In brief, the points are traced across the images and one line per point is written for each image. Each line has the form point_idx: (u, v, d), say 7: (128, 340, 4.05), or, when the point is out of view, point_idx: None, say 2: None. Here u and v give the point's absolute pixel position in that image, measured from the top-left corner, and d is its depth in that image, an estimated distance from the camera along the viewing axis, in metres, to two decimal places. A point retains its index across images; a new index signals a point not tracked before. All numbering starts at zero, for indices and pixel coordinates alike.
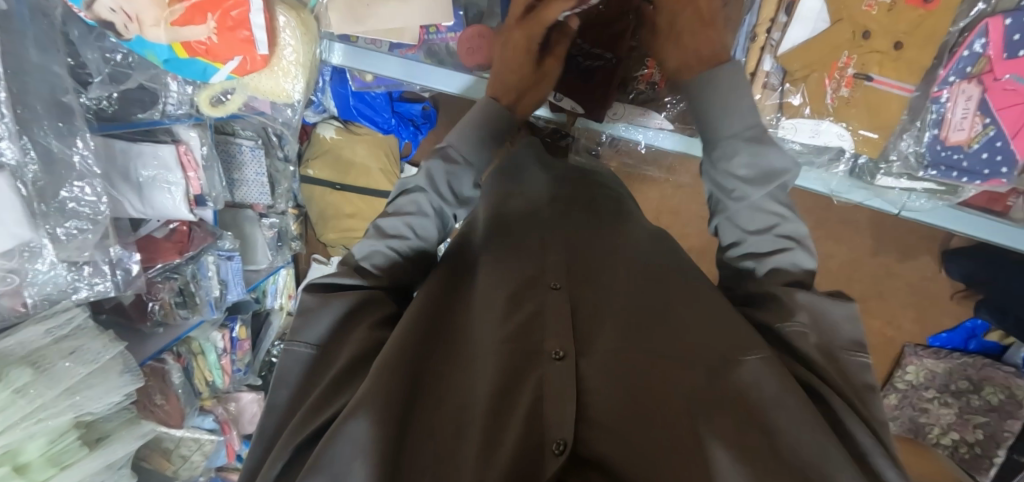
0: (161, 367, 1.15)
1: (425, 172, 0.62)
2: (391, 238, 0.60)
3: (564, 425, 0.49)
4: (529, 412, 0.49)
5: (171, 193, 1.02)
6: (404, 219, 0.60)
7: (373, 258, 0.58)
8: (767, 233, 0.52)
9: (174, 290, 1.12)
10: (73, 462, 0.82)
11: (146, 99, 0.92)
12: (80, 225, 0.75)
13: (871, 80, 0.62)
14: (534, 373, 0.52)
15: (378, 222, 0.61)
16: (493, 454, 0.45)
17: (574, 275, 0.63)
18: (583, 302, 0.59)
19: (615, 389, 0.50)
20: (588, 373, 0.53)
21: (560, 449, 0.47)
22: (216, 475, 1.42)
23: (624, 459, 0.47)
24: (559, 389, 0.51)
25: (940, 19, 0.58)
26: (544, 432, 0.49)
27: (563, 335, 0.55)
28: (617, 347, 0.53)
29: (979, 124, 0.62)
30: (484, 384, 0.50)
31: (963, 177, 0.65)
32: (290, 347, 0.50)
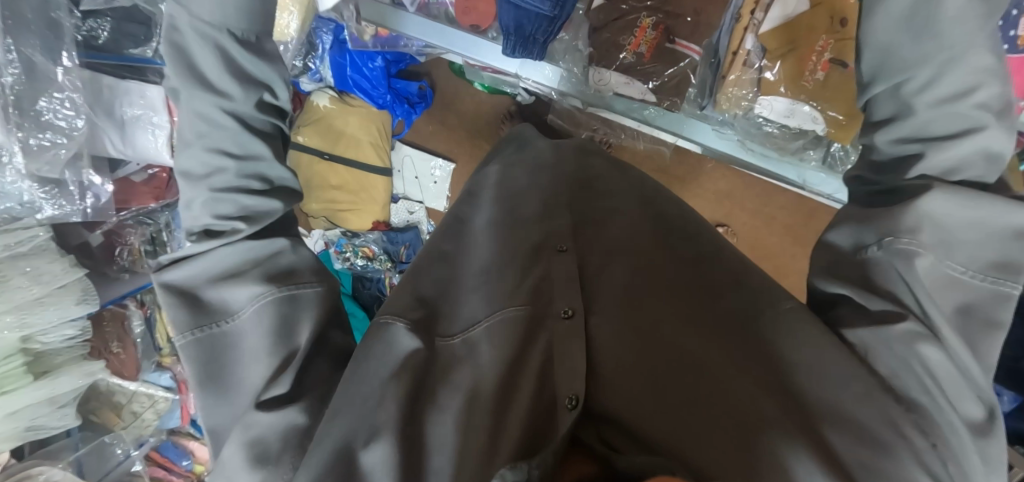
0: (122, 312, 1.13)
1: (182, 69, 0.42)
2: (211, 176, 0.44)
3: (574, 381, 0.54)
4: (543, 368, 0.53)
5: (153, 136, 0.99)
6: (203, 149, 0.44)
7: (214, 209, 0.44)
8: (959, 140, 0.40)
9: (145, 237, 1.13)
10: (14, 388, 0.79)
11: (140, 35, 0.93)
12: (56, 139, 0.75)
13: (846, 67, 0.62)
14: (543, 332, 0.55)
15: (184, 166, 0.45)
16: (510, 405, 0.48)
17: (577, 241, 0.66)
18: (587, 266, 0.64)
19: (621, 345, 0.55)
20: (596, 331, 0.57)
21: (572, 404, 0.52)
22: (167, 438, 1.35)
23: (636, 410, 0.51)
24: (567, 345, 0.55)
25: None
26: (555, 389, 0.53)
27: (570, 295, 0.59)
28: (624, 311, 0.57)
29: None
30: (499, 338, 0.52)
31: None
32: (189, 338, 0.43)
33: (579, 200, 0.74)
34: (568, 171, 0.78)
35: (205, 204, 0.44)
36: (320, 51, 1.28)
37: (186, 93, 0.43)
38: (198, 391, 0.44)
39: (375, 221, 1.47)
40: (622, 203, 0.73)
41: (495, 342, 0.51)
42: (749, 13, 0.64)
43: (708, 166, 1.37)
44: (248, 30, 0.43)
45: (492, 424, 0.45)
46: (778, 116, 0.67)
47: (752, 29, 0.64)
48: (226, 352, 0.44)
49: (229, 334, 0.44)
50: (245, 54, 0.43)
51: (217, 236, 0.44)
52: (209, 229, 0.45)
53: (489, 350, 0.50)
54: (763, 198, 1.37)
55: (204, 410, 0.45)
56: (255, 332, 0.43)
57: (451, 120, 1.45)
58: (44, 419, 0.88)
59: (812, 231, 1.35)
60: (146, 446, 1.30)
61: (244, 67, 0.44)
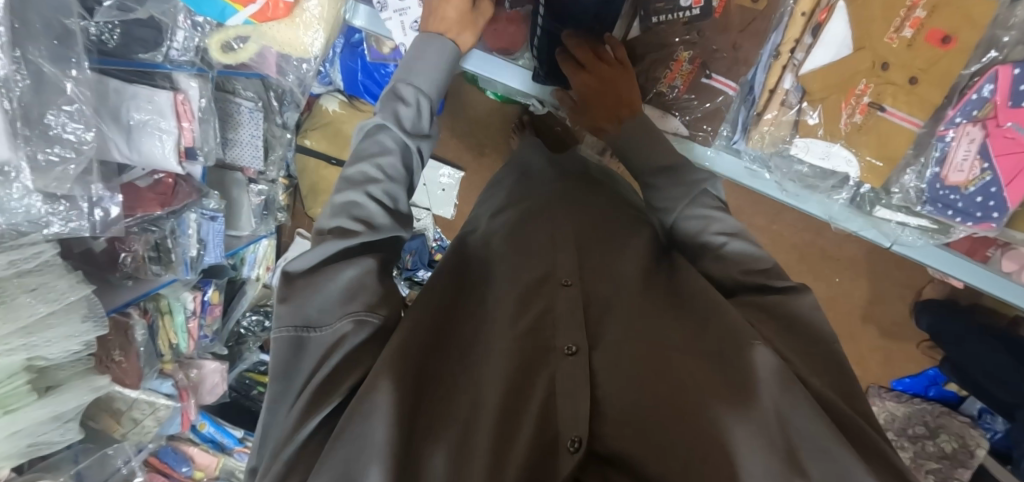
0: (125, 321, 1.10)
1: (393, 92, 0.67)
2: (366, 183, 0.61)
3: (577, 421, 0.49)
4: (543, 403, 0.50)
5: (162, 141, 1.00)
6: (371, 161, 0.63)
7: (356, 206, 0.59)
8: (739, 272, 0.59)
9: (150, 244, 1.09)
10: (19, 406, 0.78)
11: (150, 39, 0.89)
12: (64, 153, 0.72)
13: (884, 111, 0.62)
14: (546, 369, 0.53)
15: (348, 174, 0.62)
16: (507, 448, 0.45)
17: (585, 275, 0.64)
18: (595, 299, 0.61)
19: (626, 384, 0.51)
20: (600, 366, 0.54)
21: (575, 447, 0.48)
22: (165, 445, 1.37)
23: (644, 450, 0.46)
24: (569, 381, 0.52)
25: (955, 60, 0.59)
26: (557, 431, 0.49)
27: (574, 331, 0.56)
28: (629, 341, 0.54)
29: (977, 169, 0.64)
30: (496, 381, 0.50)
31: (957, 217, 0.67)
32: (282, 333, 0.50)
33: (594, 229, 0.71)
34: (588, 206, 0.76)
35: (348, 205, 0.60)
36: (331, 56, 1.24)
37: (384, 118, 0.65)
38: (271, 387, 0.51)
39: None
40: (635, 234, 0.70)
41: (496, 379, 0.50)
42: (789, 51, 0.65)
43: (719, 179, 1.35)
44: (426, 103, 0.68)
45: (491, 465, 0.43)
46: (813, 158, 0.66)
47: (791, 68, 0.65)
48: (302, 354, 0.51)
49: (314, 341, 0.51)
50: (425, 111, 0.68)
51: (340, 236, 0.56)
52: (345, 217, 0.59)
53: (489, 386, 0.50)
54: (772, 216, 1.34)
55: (270, 404, 0.51)
56: (327, 359, 0.50)
57: (461, 127, 1.42)
58: (47, 435, 0.86)
59: (819, 250, 1.35)
60: (145, 452, 1.29)
61: (417, 128, 0.67)
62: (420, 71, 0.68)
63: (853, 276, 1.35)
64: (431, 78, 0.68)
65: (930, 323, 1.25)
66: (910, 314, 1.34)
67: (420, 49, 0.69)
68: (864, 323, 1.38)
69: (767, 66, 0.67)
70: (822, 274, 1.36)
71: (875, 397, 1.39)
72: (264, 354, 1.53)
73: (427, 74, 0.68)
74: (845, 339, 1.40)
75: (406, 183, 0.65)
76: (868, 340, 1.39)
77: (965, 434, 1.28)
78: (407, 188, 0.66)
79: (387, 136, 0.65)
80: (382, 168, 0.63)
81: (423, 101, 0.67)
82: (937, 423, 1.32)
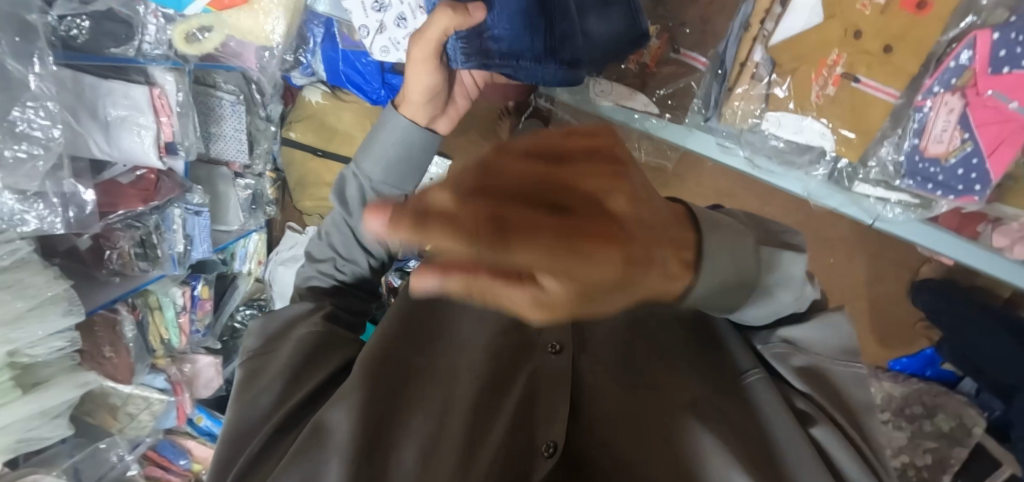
0: (113, 317, 1.11)
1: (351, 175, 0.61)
2: (323, 262, 0.64)
3: (554, 424, 0.47)
4: (520, 404, 0.49)
5: (141, 137, 1.01)
6: (328, 239, 0.64)
7: (310, 281, 0.64)
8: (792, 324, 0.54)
9: (135, 240, 1.09)
10: (4, 402, 0.79)
11: (120, 34, 0.89)
12: (32, 150, 0.72)
13: (858, 81, 0.60)
14: (525, 368, 0.51)
15: (315, 245, 0.65)
16: (473, 454, 0.45)
17: None
18: None
19: (608, 384, 0.49)
20: (586, 366, 0.51)
21: (550, 451, 0.46)
22: (164, 438, 1.36)
23: (615, 459, 0.46)
24: (552, 383, 0.49)
25: (931, 25, 0.57)
26: (534, 430, 0.48)
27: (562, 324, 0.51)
28: (620, 337, 0.51)
29: (957, 139, 0.62)
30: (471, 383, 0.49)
31: (938, 191, 0.65)
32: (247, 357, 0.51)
33: None
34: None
35: (308, 275, 0.65)
36: (312, 44, 1.24)
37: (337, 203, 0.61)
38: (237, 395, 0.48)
39: None
40: None
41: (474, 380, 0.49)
42: (759, 23, 0.64)
43: (709, 165, 1.32)
44: (389, 187, 0.61)
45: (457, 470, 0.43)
46: (786, 132, 0.65)
47: (761, 40, 0.64)
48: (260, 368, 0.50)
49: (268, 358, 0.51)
50: (380, 199, 0.61)
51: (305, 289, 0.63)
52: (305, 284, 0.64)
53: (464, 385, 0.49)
54: (764, 197, 1.31)
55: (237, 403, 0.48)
56: (293, 351, 0.51)
57: None
58: (36, 430, 0.87)
59: (813, 231, 1.32)
60: (143, 446, 1.30)
61: (374, 210, 0.62)
62: (366, 147, 0.62)
63: (849, 257, 1.32)
64: (392, 164, 0.61)
65: (928, 302, 1.22)
66: (906, 294, 1.31)
67: (383, 138, 0.61)
68: (860, 303, 1.36)
69: (739, 39, 0.66)
70: (817, 255, 1.34)
71: (872, 378, 1.38)
72: None
73: (382, 157, 0.61)
74: None
75: (364, 262, 0.62)
76: (865, 321, 1.37)
77: (963, 412, 1.26)
78: (372, 266, 0.63)
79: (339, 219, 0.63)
80: (336, 247, 0.63)
81: (366, 183, 0.61)
82: (934, 402, 1.30)
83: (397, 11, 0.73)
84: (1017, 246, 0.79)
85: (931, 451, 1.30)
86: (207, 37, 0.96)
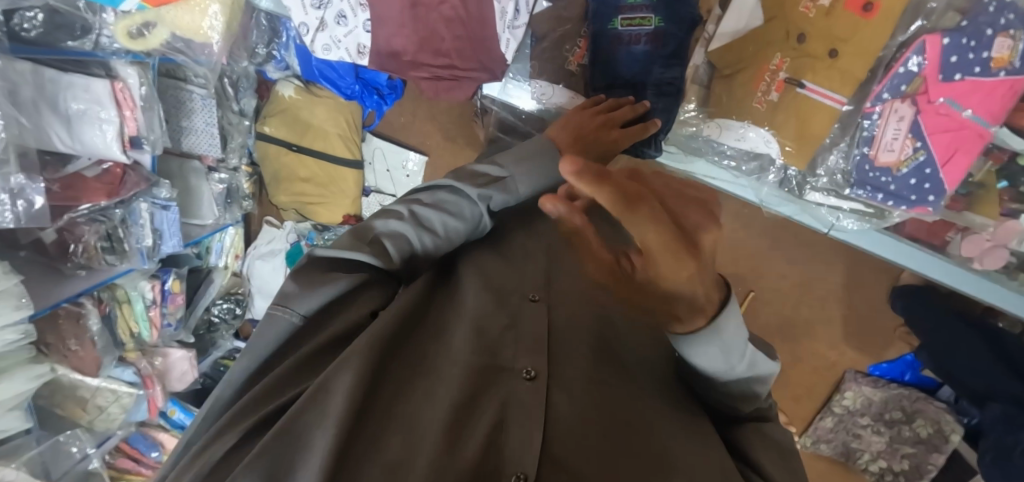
0: (77, 310, 1.11)
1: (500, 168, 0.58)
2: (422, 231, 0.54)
3: (527, 454, 0.39)
4: (491, 429, 0.40)
5: (103, 130, 1.00)
6: (439, 213, 0.55)
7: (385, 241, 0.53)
8: None
9: (101, 234, 1.08)
10: None
11: (75, 26, 0.89)
12: None
13: (804, 86, 0.63)
14: (498, 389, 0.44)
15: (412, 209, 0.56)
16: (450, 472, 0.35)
17: (550, 288, 0.56)
18: (559, 318, 0.52)
19: (589, 411, 0.43)
20: (558, 398, 0.44)
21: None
22: (136, 431, 1.38)
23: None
24: (521, 409, 0.42)
25: (878, 29, 0.58)
26: (501, 461, 0.39)
27: (535, 352, 0.47)
28: (589, 374, 0.47)
29: (909, 148, 0.61)
30: (442, 402, 0.41)
31: (890, 201, 0.65)
32: (274, 311, 0.46)
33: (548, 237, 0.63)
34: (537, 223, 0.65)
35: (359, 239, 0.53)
36: (285, 38, 1.21)
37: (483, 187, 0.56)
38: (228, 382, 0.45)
39: (347, 216, 1.44)
40: None
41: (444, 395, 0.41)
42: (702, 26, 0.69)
43: None
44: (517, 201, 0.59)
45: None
46: (730, 140, 0.70)
47: (702, 42, 0.69)
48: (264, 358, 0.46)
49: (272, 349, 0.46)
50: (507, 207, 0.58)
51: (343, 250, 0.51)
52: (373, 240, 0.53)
53: (439, 388, 0.42)
54: (743, 199, 1.29)
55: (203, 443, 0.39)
56: (312, 343, 0.45)
57: (423, 111, 1.40)
58: None
59: (793, 234, 1.30)
60: (112, 439, 1.31)
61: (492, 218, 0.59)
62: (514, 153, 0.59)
63: (828, 262, 1.30)
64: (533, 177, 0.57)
65: (906, 309, 1.22)
66: (886, 299, 1.29)
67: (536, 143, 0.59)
68: (839, 308, 1.34)
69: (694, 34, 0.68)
70: (795, 258, 1.32)
71: (851, 382, 1.34)
72: (238, 341, 1.56)
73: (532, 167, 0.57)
74: (820, 325, 1.36)
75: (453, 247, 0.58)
76: (845, 326, 1.35)
77: (941, 419, 1.22)
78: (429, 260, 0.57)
79: (466, 194, 0.56)
80: (444, 226, 0.55)
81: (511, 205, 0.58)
82: (914, 408, 1.27)
83: (336, 9, 0.76)
84: (987, 258, 0.80)
85: (909, 457, 1.29)
86: (152, 32, 0.94)
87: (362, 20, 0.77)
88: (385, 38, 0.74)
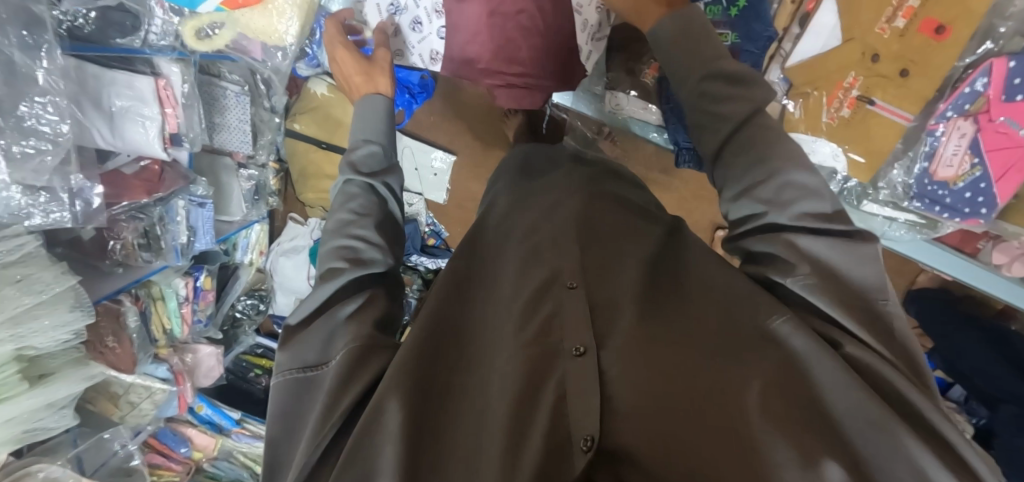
0: (116, 307, 1.11)
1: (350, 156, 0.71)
2: (338, 226, 0.66)
3: (589, 420, 0.47)
4: (553, 408, 0.48)
5: (145, 128, 0.99)
6: (343, 209, 0.67)
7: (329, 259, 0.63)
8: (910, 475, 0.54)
9: (139, 231, 1.08)
10: (10, 395, 0.79)
11: (126, 24, 0.88)
12: (40, 145, 0.71)
13: (873, 104, 0.78)
14: (554, 372, 0.51)
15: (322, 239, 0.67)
16: (518, 453, 0.44)
17: (590, 269, 0.60)
18: (600, 296, 0.58)
19: (642, 367, 0.49)
20: (610, 366, 0.51)
21: (588, 445, 0.46)
22: (165, 426, 1.39)
23: (656, 447, 0.44)
24: (579, 385, 0.49)
25: (946, 50, 0.72)
26: (568, 431, 0.47)
27: (581, 332, 0.53)
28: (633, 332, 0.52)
29: (967, 163, 0.75)
30: (502, 397, 0.49)
31: (946, 211, 0.79)
32: (285, 376, 0.56)
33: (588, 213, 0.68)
34: (564, 208, 0.69)
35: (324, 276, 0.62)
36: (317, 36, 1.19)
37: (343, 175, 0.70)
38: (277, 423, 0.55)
39: None
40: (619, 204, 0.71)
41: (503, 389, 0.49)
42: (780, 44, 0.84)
43: None
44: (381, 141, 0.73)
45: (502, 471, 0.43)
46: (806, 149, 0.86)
47: (779, 60, 0.84)
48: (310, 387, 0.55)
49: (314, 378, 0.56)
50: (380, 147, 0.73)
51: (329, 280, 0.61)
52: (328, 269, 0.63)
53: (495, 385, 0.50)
54: None
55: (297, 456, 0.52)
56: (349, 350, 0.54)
57: (452, 112, 1.41)
58: (42, 421, 0.87)
59: None
60: (143, 434, 1.31)
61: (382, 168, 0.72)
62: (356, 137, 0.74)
63: None
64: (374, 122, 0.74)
65: (919, 312, 1.27)
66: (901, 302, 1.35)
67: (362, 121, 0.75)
68: None
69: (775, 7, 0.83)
70: None
71: None
72: (261, 337, 1.56)
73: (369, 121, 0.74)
74: None
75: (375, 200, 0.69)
76: None
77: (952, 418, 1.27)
78: (384, 219, 0.69)
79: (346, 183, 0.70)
80: (354, 211, 0.67)
81: (378, 149, 0.72)
82: None
83: (412, 16, 0.91)
84: (1016, 264, 0.84)
85: None
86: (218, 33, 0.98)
87: (436, 28, 0.92)
88: (460, 45, 0.89)
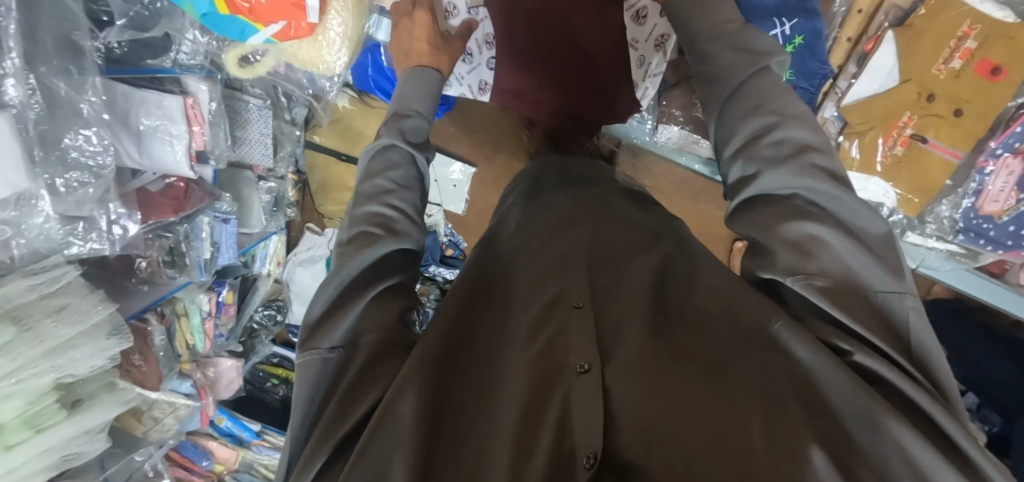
0: (144, 327, 1.09)
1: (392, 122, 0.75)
2: (376, 196, 0.68)
3: (592, 434, 0.43)
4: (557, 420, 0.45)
5: (172, 146, 0.96)
6: (382, 177, 0.70)
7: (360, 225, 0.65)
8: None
9: (164, 248, 1.08)
10: (51, 424, 0.78)
11: (158, 46, 0.93)
12: (82, 178, 0.73)
13: (926, 141, 0.93)
14: (558, 389, 0.48)
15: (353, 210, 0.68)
16: (523, 466, 0.41)
17: (597, 293, 0.59)
18: (607, 316, 0.56)
19: (645, 378, 0.46)
20: (615, 382, 0.48)
21: (591, 462, 0.41)
22: (186, 439, 1.39)
23: (662, 461, 0.40)
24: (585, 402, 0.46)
25: (1000, 89, 0.86)
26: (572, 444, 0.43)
27: (585, 348, 0.51)
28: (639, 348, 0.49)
29: (1011, 199, 0.91)
30: (506, 417, 0.46)
31: (988, 244, 0.97)
32: (305, 358, 0.53)
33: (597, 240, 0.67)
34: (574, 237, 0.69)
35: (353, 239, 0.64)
36: None
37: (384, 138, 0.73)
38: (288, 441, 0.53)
39: None
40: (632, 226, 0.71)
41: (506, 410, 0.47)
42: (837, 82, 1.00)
43: None
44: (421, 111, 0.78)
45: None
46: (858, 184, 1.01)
47: (835, 97, 1.00)
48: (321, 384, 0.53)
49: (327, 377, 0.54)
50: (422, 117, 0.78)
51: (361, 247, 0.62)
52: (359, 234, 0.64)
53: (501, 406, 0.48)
54: None
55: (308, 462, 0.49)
56: (355, 364, 0.53)
57: (473, 124, 1.41)
58: (78, 447, 0.86)
59: None
60: (167, 448, 1.31)
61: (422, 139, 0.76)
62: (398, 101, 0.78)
63: None
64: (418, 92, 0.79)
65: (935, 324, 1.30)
66: None
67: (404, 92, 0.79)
68: None
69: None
70: None
71: None
72: (276, 347, 1.54)
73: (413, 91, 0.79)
74: None
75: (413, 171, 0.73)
76: None
77: None
78: (419, 193, 0.72)
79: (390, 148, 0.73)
80: (395, 181, 0.70)
81: (422, 120, 0.78)
82: None
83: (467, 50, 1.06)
84: None
85: None
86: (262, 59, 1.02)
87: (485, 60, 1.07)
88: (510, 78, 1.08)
